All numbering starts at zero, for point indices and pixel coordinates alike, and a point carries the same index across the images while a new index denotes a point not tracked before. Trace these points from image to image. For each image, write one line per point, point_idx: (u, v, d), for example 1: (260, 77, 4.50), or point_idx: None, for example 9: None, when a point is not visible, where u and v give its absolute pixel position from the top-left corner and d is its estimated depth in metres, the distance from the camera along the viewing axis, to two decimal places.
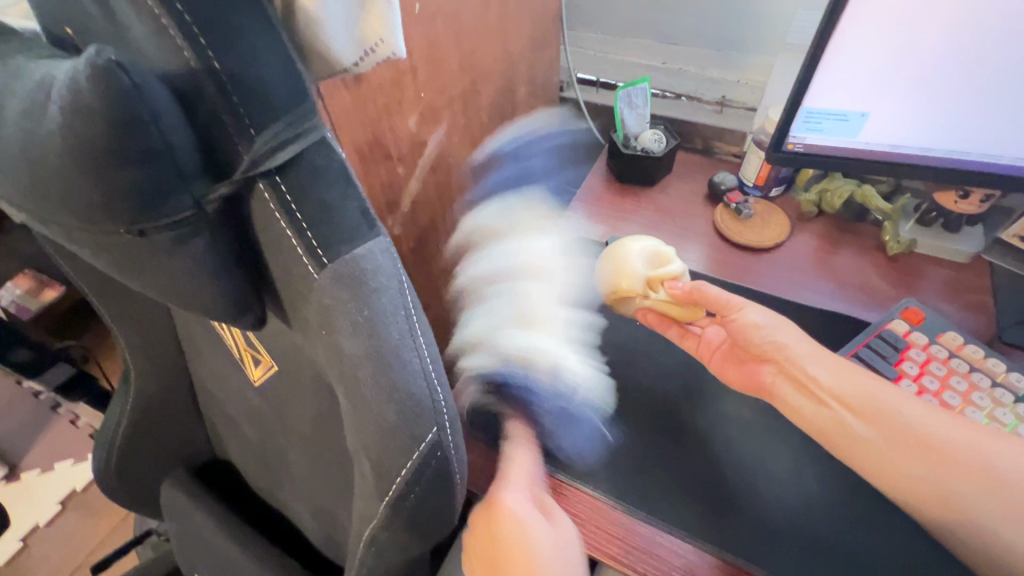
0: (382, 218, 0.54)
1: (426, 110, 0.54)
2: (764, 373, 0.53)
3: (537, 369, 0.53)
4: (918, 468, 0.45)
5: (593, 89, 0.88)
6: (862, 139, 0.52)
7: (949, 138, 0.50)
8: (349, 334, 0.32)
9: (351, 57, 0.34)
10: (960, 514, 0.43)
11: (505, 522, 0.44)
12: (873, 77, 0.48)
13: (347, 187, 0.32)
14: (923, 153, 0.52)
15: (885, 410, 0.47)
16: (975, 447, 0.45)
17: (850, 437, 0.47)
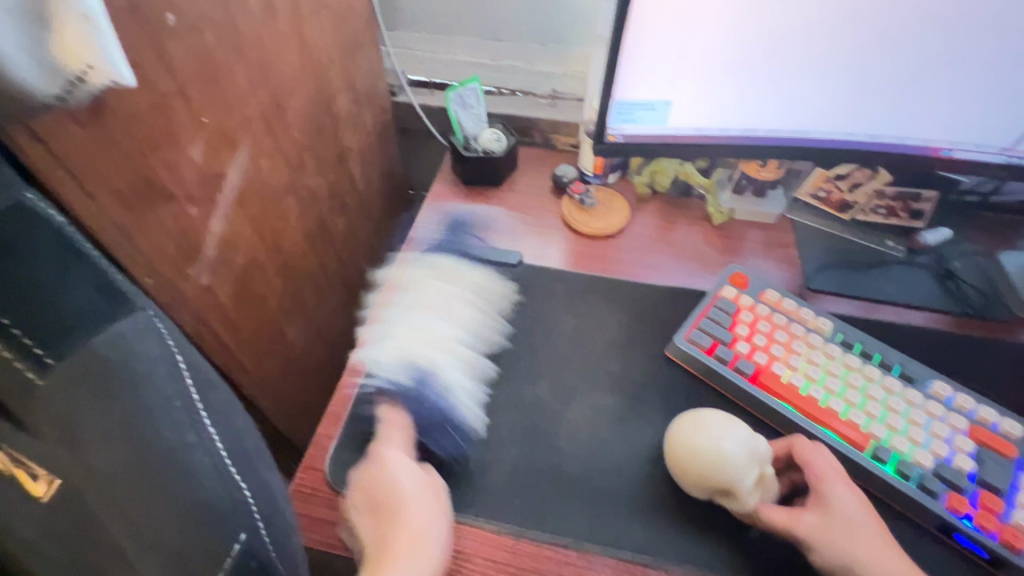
0: (182, 271, 0.45)
1: (213, 136, 0.46)
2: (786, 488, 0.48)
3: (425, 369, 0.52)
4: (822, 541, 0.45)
5: (426, 90, 0.84)
6: (670, 125, 0.55)
7: (741, 118, 0.55)
8: (99, 445, 0.25)
9: (49, 87, 0.28)
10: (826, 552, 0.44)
11: (378, 474, 0.46)
12: (669, 67, 0.51)
13: (68, 261, 0.26)
14: (723, 134, 0.56)
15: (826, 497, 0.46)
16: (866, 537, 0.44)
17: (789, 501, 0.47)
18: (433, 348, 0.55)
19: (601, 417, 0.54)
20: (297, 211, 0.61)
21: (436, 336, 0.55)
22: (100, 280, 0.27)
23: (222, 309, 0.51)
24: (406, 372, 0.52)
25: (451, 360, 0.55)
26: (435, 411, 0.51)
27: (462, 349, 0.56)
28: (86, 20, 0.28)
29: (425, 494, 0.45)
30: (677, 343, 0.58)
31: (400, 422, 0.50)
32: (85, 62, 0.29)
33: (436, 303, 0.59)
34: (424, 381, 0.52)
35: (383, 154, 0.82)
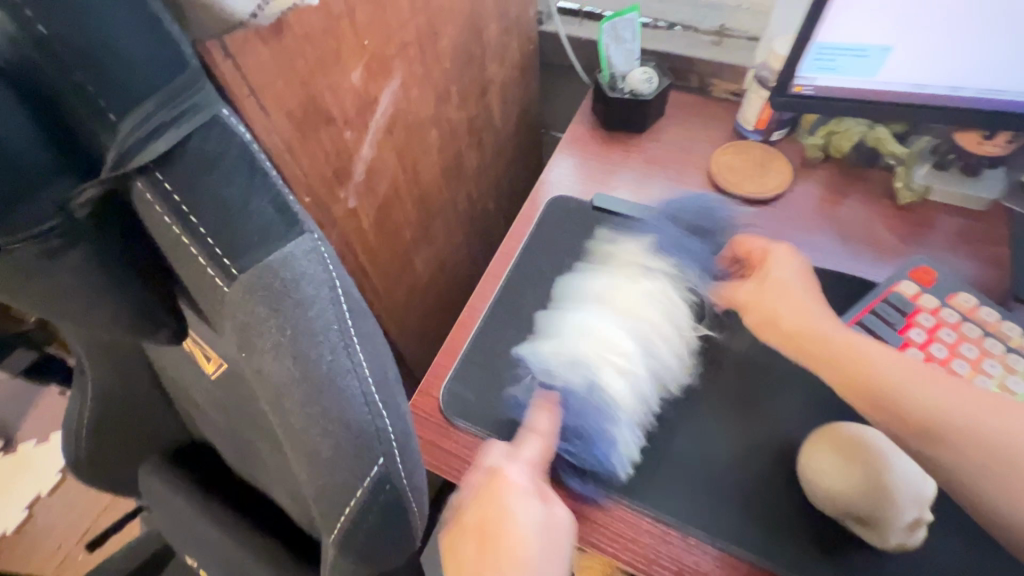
0: (335, 193, 0.47)
1: (373, 61, 0.46)
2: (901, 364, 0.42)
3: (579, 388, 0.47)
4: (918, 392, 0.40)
5: (576, 20, 0.78)
6: (878, 80, 0.45)
7: (984, 76, 0.43)
8: (273, 358, 0.27)
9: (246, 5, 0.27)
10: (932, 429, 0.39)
11: (501, 497, 0.41)
12: (897, 5, 0.41)
13: (255, 178, 0.26)
14: (950, 94, 0.45)
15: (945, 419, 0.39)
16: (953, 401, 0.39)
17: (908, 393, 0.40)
18: (602, 351, 0.48)
19: (724, 401, 0.50)
20: (438, 143, 0.61)
21: (618, 339, 0.48)
22: (278, 200, 0.27)
23: (364, 233, 0.54)
24: (580, 378, 0.47)
25: (643, 377, 0.48)
26: (572, 434, 0.46)
27: (631, 364, 0.48)
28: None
29: (550, 535, 0.40)
30: None
31: (538, 428, 0.46)
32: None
33: (648, 293, 0.51)
34: (571, 389, 0.47)
35: (523, 89, 0.78)
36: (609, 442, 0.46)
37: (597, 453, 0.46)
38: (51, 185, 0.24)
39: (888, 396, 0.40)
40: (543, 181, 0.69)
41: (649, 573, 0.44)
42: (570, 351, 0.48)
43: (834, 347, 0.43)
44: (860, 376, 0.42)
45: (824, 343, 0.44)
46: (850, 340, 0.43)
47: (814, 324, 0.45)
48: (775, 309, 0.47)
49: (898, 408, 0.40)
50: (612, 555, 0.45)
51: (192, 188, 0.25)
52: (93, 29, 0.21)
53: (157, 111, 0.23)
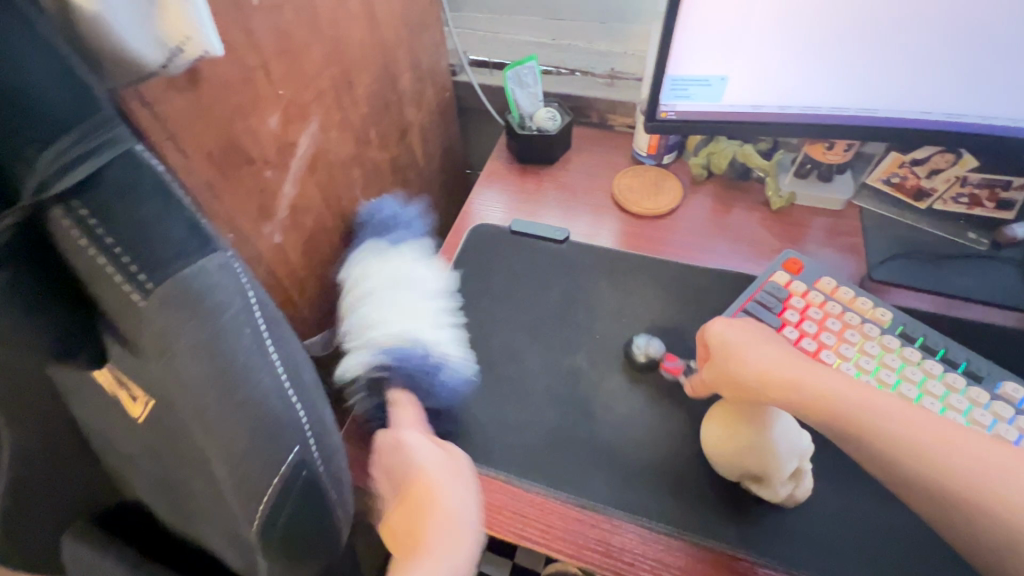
0: (259, 228, 0.51)
1: (289, 107, 0.50)
2: (885, 405, 0.41)
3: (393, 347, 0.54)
4: (902, 430, 0.39)
5: (486, 70, 0.87)
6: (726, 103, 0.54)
7: (803, 96, 0.53)
8: (189, 360, 0.29)
9: (157, 55, 0.31)
10: (940, 464, 0.38)
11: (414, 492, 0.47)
12: (727, 43, 0.50)
13: (168, 203, 0.30)
14: (783, 111, 0.54)
15: (938, 458, 0.38)
16: (939, 433, 0.39)
17: (894, 430, 0.40)
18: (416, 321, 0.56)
19: (637, 392, 0.55)
20: (361, 181, 0.66)
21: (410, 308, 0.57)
22: (190, 223, 0.30)
23: (292, 266, 0.56)
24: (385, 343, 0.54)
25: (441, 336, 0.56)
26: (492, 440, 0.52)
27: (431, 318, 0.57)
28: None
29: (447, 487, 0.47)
30: None
31: (400, 401, 0.53)
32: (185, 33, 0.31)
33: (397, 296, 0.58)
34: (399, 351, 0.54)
35: (443, 132, 0.85)
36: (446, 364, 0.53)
37: (436, 363, 0.53)
38: None
39: (897, 455, 0.39)
40: (466, 215, 0.74)
41: (578, 557, 0.47)
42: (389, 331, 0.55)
43: (841, 401, 0.42)
44: (866, 421, 0.41)
45: (816, 395, 0.43)
46: (849, 390, 0.42)
47: (808, 374, 0.44)
48: (745, 367, 0.47)
49: (888, 447, 0.39)
50: (546, 546, 0.47)
51: (105, 212, 0.28)
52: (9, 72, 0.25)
53: (75, 144, 0.27)
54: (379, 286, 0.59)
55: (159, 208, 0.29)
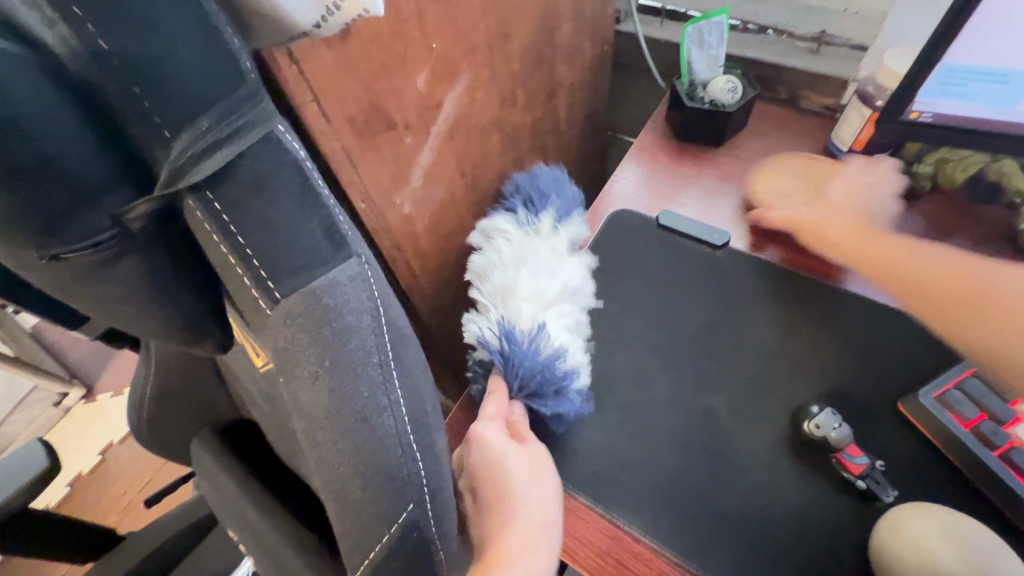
0: (391, 197, 0.46)
1: (439, 63, 0.44)
2: (982, 274, 0.48)
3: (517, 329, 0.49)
4: (960, 307, 0.47)
5: (657, 20, 0.74)
6: (1018, 109, 0.38)
7: None
8: (308, 386, 0.26)
9: (308, 15, 0.25)
10: (991, 301, 0.46)
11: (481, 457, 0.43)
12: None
13: (304, 200, 0.25)
14: None
15: (987, 287, 0.47)
16: (992, 277, 0.47)
17: (1001, 289, 0.46)
18: (542, 309, 0.51)
19: (787, 456, 0.45)
20: (499, 147, 0.59)
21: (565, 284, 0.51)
22: (326, 223, 0.26)
23: (417, 237, 0.52)
24: (498, 327, 0.49)
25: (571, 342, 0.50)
26: (536, 368, 0.47)
27: (565, 310, 0.52)
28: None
29: (540, 491, 0.41)
30: (922, 400, 0.45)
31: (496, 386, 0.48)
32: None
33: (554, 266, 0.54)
34: (515, 330, 0.49)
35: (593, 92, 0.75)
36: (566, 376, 0.47)
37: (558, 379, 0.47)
38: (108, 197, 0.23)
39: (1001, 306, 0.45)
40: (607, 194, 0.65)
41: None
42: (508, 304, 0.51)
43: (941, 278, 0.49)
44: (974, 289, 0.47)
45: (948, 272, 0.49)
46: (964, 262, 0.49)
47: (911, 244, 0.51)
48: (904, 261, 0.51)
49: (976, 300, 0.46)
50: None
51: (235, 209, 0.24)
52: (151, 35, 0.20)
53: (211, 127, 0.22)
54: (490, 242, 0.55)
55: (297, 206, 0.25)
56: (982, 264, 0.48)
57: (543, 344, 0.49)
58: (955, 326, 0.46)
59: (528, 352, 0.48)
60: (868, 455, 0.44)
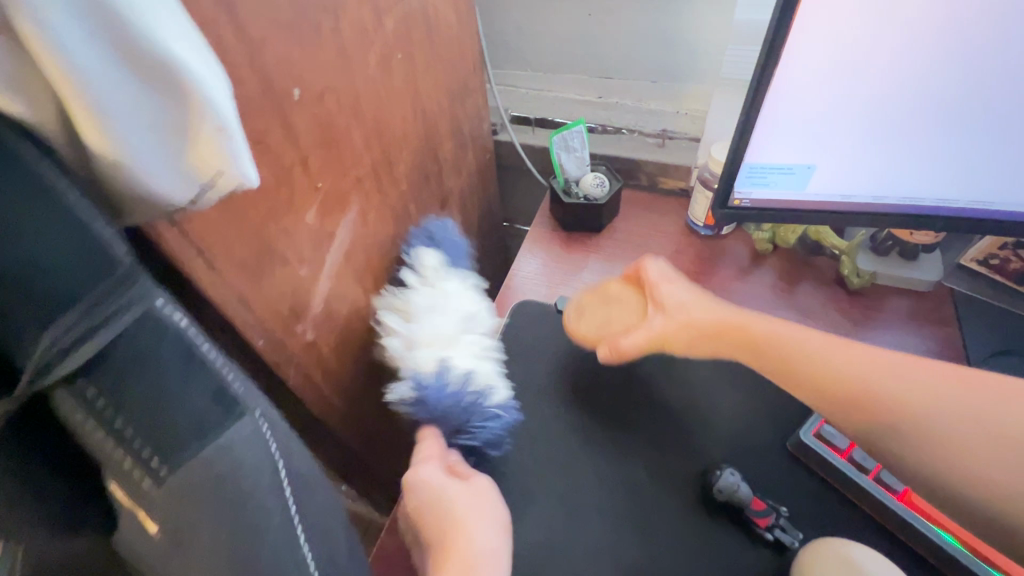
0: (292, 329, 0.46)
1: (328, 199, 0.47)
2: (886, 385, 0.44)
3: (450, 369, 0.50)
4: (862, 419, 0.44)
5: (529, 129, 0.84)
6: (808, 190, 0.48)
7: (902, 187, 0.47)
8: (201, 557, 0.27)
9: (186, 191, 0.27)
10: (902, 407, 0.43)
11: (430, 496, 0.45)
12: (809, 134, 0.45)
13: (188, 368, 0.27)
14: (876, 202, 0.48)
15: (886, 386, 0.44)
16: (871, 368, 0.45)
17: (904, 393, 0.43)
18: (474, 356, 0.53)
19: (706, 516, 0.48)
20: (399, 259, 0.62)
21: (449, 335, 0.52)
22: (215, 388, 0.28)
23: (324, 360, 0.52)
24: (448, 365, 0.50)
25: (492, 370, 0.53)
26: (458, 406, 0.49)
27: (473, 339, 0.53)
28: (219, 131, 0.26)
29: (485, 519, 0.44)
30: (802, 439, 0.50)
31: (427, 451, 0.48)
32: (219, 166, 0.26)
33: (433, 305, 0.53)
34: (435, 381, 0.49)
35: (483, 195, 0.81)
36: (483, 398, 0.50)
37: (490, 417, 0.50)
38: None
39: (906, 408, 0.43)
40: (508, 289, 0.69)
41: None
42: (434, 350, 0.51)
43: (833, 380, 0.46)
44: (864, 391, 0.44)
45: (832, 376, 0.46)
46: (850, 356, 0.46)
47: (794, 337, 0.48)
48: (754, 336, 0.50)
49: (892, 408, 0.43)
50: None
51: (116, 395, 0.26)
52: (16, 252, 0.22)
53: (79, 322, 0.24)
54: (418, 299, 0.53)
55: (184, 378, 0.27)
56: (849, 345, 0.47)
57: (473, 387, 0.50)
58: (874, 432, 0.44)
59: (444, 399, 0.49)
60: (773, 503, 0.47)
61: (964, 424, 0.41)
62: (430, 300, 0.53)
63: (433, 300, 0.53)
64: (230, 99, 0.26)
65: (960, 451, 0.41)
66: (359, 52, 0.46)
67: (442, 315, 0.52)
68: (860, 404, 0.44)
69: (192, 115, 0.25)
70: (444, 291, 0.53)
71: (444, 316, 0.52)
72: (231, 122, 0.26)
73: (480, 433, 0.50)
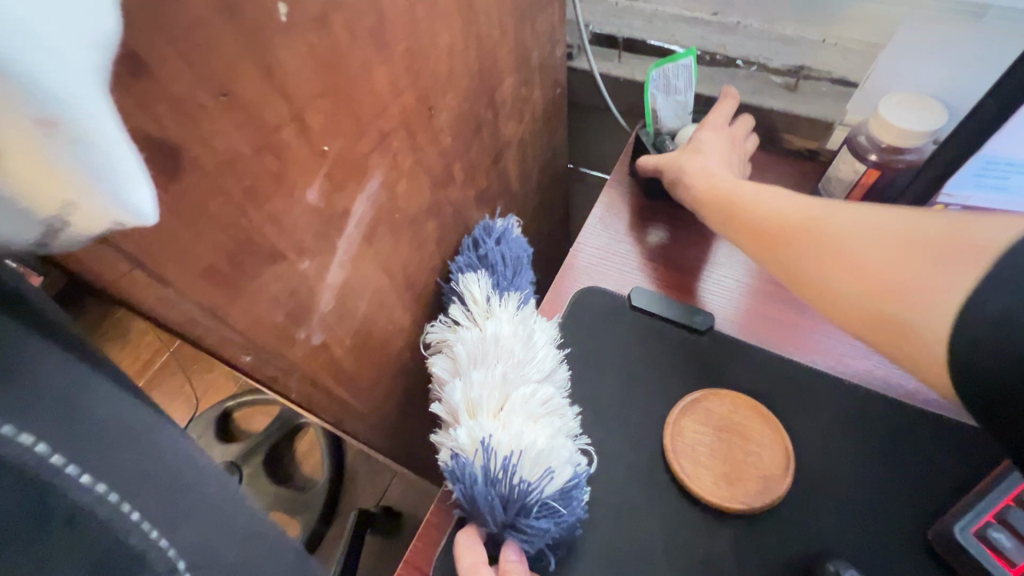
0: (293, 337, 0.36)
1: (338, 168, 0.34)
2: (909, 232, 0.32)
3: (508, 446, 0.39)
4: (855, 298, 0.33)
5: (613, 55, 0.65)
6: None
7: None
8: None
9: (25, 234, 0.16)
10: (904, 310, 0.31)
11: None
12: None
13: (76, 542, 0.18)
14: None
15: (910, 283, 0.31)
16: (889, 224, 0.34)
17: (911, 287, 0.31)
18: (529, 423, 0.41)
19: None
20: (437, 232, 0.49)
21: (506, 392, 0.42)
22: (98, 535, 0.19)
23: (338, 363, 0.42)
24: (510, 447, 0.39)
25: (556, 447, 0.40)
26: (527, 502, 0.38)
27: (535, 392, 0.43)
28: (48, 127, 0.15)
29: None
30: (958, 536, 0.37)
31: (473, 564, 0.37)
32: (68, 196, 0.16)
33: (488, 354, 0.44)
34: (494, 458, 0.39)
35: (547, 142, 0.65)
36: (562, 480, 0.39)
37: (562, 514, 0.39)
38: None
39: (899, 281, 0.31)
40: (574, 269, 0.55)
41: None
42: (497, 417, 0.41)
43: (789, 226, 0.39)
44: (875, 280, 0.33)
45: (857, 270, 0.33)
46: (874, 228, 0.34)
47: (755, 203, 0.42)
48: (760, 212, 0.42)
49: (903, 257, 0.32)
50: None
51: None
52: None
53: None
54: (473, 348, 0.44)
55: (67, 539, 0.18)
56: (896, 210, 0.34)
57: (522, 472, 0.39)
58: (863, 313, 0.33)
59: (501, 487, 0.38)
60: None
61: (929, 290, 0.30)
62: (488, 347, 0.44)
63: (490, 348, 0.44)
64: (84, 66, 0.15)
65: (906, 299, 0.31)
66: None
67: (504, 374, 0.43)
68: (869, 285, 0.33)
69: None
70: (504, 339, 0.45)
71: (507, 376, 0.43)
72: (78, 114, 0.15)
73: (536, 535, 0.38)
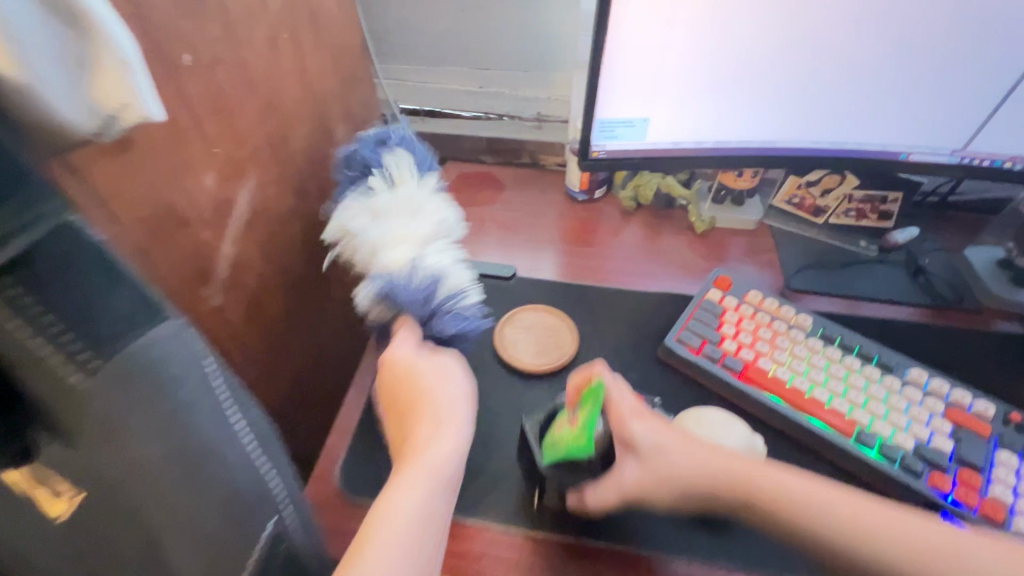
0: (198, 291, 0.48)
1: (226, 166, 0.49)
2: (877, 533, 0.41)
3: (414, 279, 0.51)
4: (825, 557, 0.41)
5: (418, 118, 0.90)
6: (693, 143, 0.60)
7: (757, 131, 0.60)
8: (149, 440, 0.33)
9: (91, 123, 0.32)
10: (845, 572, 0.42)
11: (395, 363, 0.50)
12: (706, 83, 0.56)
13: (109, 279, 0.32)
14: (765, 145, 0.61)
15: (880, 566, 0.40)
16: (858, 515, 0.42)
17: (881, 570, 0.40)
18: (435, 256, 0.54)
19: None
20: (302, 235, 0.64)
21: (406, 233, 0.53)
22: (89, 257, 0.32)
23: (232, 326, 0.54)
24: (421, 275, 0.52)
25: (457, 277, 0.54)
26: (440, 313, 0.52)
27: (444, 246, 0.55)
28: (122, 64, 0.32)
29: (453, 390, 0.50)
30: (669, 344, 0.60)
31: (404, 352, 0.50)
32: (120, 98, 0.32)
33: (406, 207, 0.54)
34: (408, 280, 0.51)
35: None
36: (467, 310, 0.53)
37: (467, 324, 0.53)
38: None
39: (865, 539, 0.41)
40: None
41: None
42: (408, 244, 0.53)
43: (840, 536, 0.41)
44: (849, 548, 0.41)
45: (832, 533, 0.41)
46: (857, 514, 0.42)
47: (816, 510, 0.42)
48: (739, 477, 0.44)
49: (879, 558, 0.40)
50: None
51: (32, 286, 0.30)
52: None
53: (18, 235, 0.29)
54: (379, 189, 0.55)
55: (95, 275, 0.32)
56: (859, 496, 0.43)
57: (440, 292, 0.52)
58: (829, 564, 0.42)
59: (413, 296, 0.51)
60: (649, 397, 0.57)
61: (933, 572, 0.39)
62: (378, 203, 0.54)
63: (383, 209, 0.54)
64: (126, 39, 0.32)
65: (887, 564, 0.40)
66: (246, 28, 0.50)
67: (410, 210, 0.55)
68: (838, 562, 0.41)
69: (99, 50, 0.31)
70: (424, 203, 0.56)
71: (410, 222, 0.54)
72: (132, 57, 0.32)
73: (445, 327, 0.53)
